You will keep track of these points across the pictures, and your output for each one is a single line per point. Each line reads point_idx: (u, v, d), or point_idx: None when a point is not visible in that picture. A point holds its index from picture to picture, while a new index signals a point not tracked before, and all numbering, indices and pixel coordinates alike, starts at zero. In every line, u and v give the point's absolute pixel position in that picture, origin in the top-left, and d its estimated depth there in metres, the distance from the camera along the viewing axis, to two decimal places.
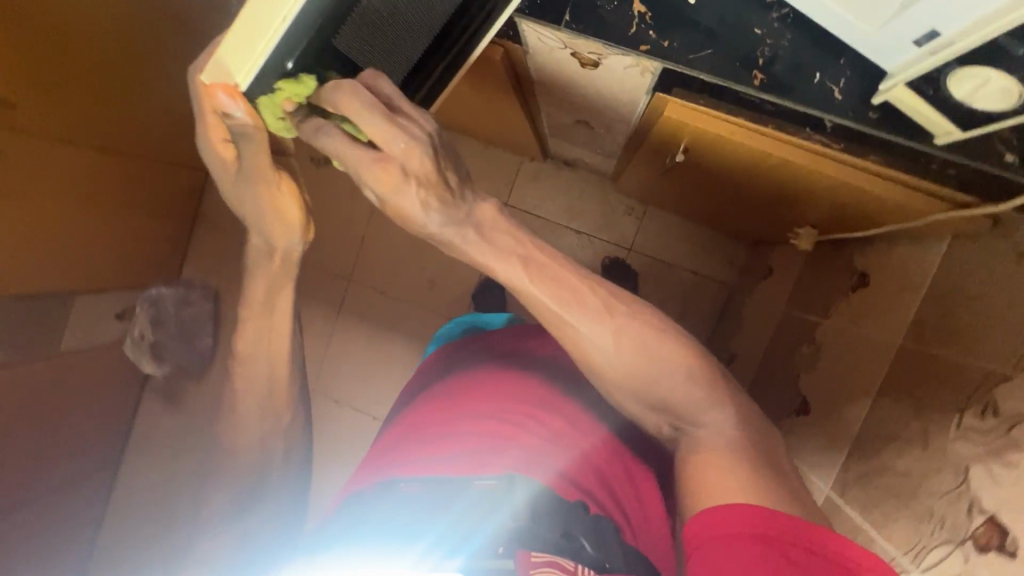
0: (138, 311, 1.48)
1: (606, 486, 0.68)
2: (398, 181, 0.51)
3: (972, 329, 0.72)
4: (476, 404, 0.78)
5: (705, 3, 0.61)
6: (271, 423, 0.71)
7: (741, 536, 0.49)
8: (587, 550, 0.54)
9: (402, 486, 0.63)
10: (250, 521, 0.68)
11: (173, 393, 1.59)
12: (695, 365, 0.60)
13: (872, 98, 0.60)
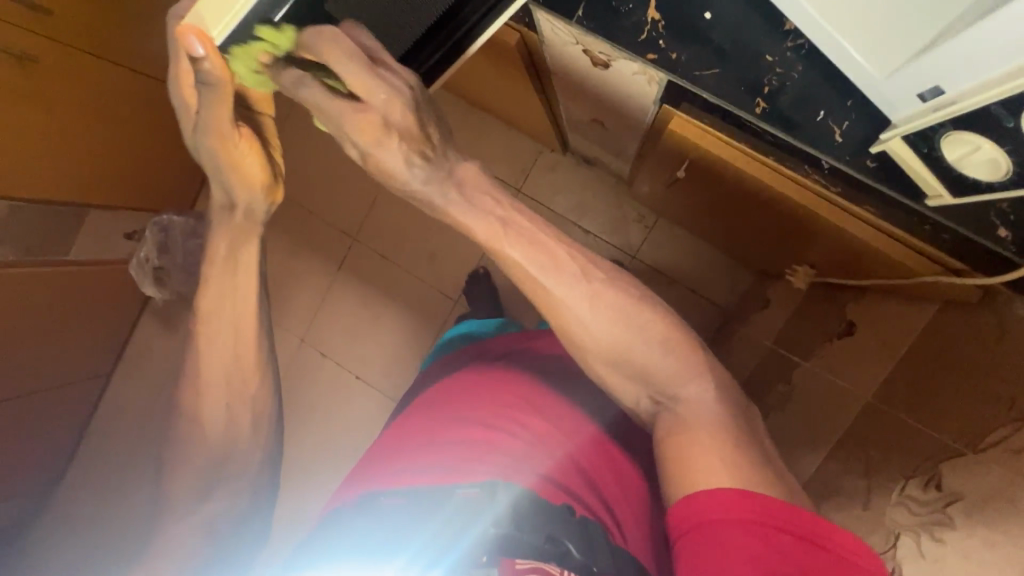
0: (147, 235, 1.43)
1: (596, 495, 0.66)
2: (378, 133, 0.52)
3: (954, 389, 0.71)
4: (465, 410, 0.77)
5: (720, 21, 0.59)
6: (236, 387, 0.71)
7: (735, 520, 0.53)
8: (573, 554, 0.51)
9: (383, 501, 0.65)
10: (214, 502, 0.70)
11: (169, 322, 1.57)
12: (672, 341, 0.61)
13: (871, 146, 0.58)
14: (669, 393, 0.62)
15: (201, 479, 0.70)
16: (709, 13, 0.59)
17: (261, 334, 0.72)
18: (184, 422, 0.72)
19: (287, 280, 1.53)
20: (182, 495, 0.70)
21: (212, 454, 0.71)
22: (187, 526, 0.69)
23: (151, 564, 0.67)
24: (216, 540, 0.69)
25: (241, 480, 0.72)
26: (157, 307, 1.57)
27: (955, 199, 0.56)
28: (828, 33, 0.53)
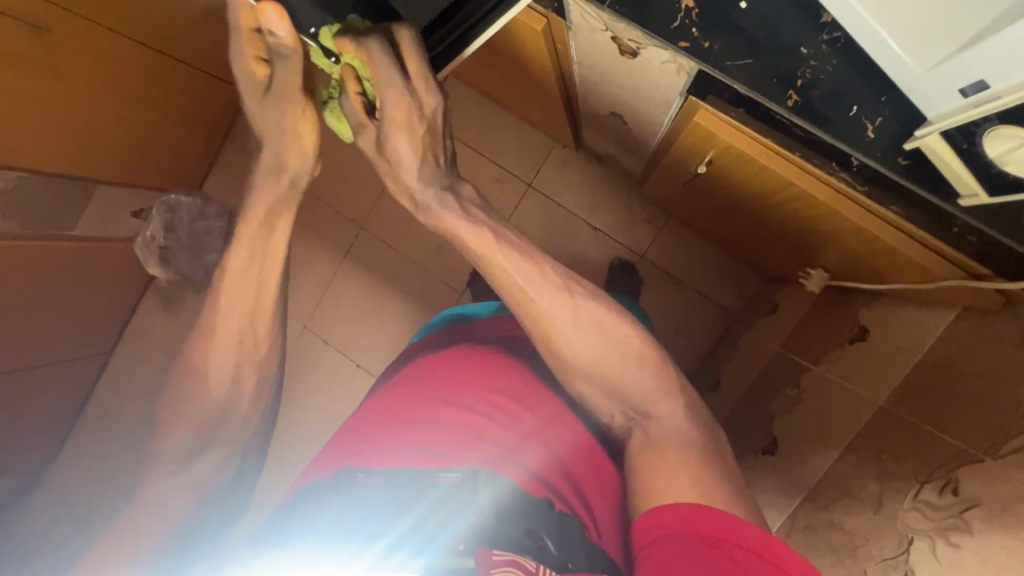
0: (154, 214, 1.43)
1: (570, 487, 0.64)
2: (413, 128, 0.61)
3: (973, 398, 0.71)
4: (451, 390, 0.76)
5: (755, 10, 0.58)
6: (248, 347, 0.71)
7: (689, 534, 0.52)
8: (551, 551, 0.52)
9: (361, 478, 0.64)
10: (203, 461, 0.69)
11: (172, 302, 1.55)
12: (646, 352, 0.65)
13: (905, 143, 0.58)
14: (641, 411, 0.64)
15: (194, 437, 0.69)
16: (745, 2, 0.58)
17: (276, 298, 0.72)
18: (184, 380, 0.71)
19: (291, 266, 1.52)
20: (169, 450, 0.68)
21: (210, 414, 0.70)
22: (172, 482, 0.67)
23: (129, 517, 0.65)
24: (202, 500, 0.68)
25: (234, 444, 0.71)
26: (160, 288, 1.56)
27: (992, 199, 0.55)
28: (869, 24, 0.52)
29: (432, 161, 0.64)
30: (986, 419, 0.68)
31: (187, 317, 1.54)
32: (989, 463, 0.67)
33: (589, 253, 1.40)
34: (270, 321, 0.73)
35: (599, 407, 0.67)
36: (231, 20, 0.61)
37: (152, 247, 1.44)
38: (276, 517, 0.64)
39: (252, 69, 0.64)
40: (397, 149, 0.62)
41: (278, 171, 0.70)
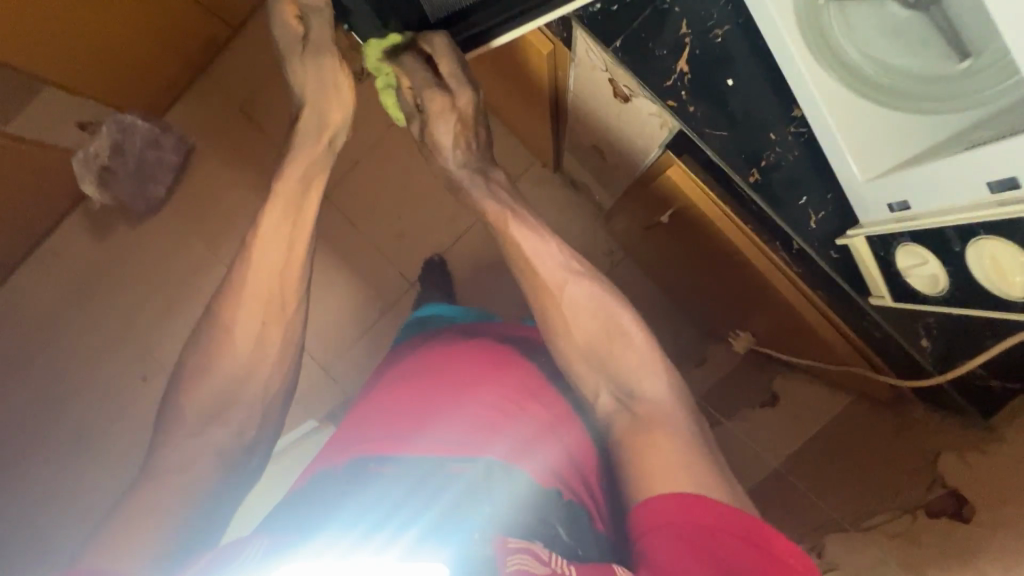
0: (101, 130, 1.30)
1: (585, 473, 0.60)
2: (448, 112, 0.72)
3: (859, 477, 0.77)
4: (460, 379, 0.67)
5: (739, 89, 0.64)
6: (276, 307, 0.67)
7: (684, 527, 0.48)
8: (563, 538, 0.50)
9: (374, 469, 0.58)
10: (222, 433, 0.63)
11: (102, 228, 1.45)
12: (619, 359, 0.64)
13: (837, 238, 0.65)
14: (626, 392, 0.63)
15: (215, 400, 0.64)
16: (731, 81, 0.64)
17: (304, 260, 0.69)
18: (215, 339, 0.65)
19: (239, 219, 1.43)
20: (191, 412, 0.62)
21: (241, 377, 0.65)
22: (193, 446, 0.61)
23: (144, 482, 0.58)
24: (226, 469, 0.62)
25: (256, 408, 0.65)
26: (93, 210, 1.45)
27: (896, 304, 0.63)
28: (835, 143, 0.60)
29: (468, 144, 0.75)
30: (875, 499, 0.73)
31: (115, 246, 1.45)
32: (852, 532, 0.73)
33: None
34: (297, 280, 0.68)
35: (585, 382, 0.66)
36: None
37: (92, 164, 1.32)
38: (283, 504, 0.58)
39: (289, 26, 0.69)
40: (439, 136, 0.73)
41: (314, 135, 0.72)
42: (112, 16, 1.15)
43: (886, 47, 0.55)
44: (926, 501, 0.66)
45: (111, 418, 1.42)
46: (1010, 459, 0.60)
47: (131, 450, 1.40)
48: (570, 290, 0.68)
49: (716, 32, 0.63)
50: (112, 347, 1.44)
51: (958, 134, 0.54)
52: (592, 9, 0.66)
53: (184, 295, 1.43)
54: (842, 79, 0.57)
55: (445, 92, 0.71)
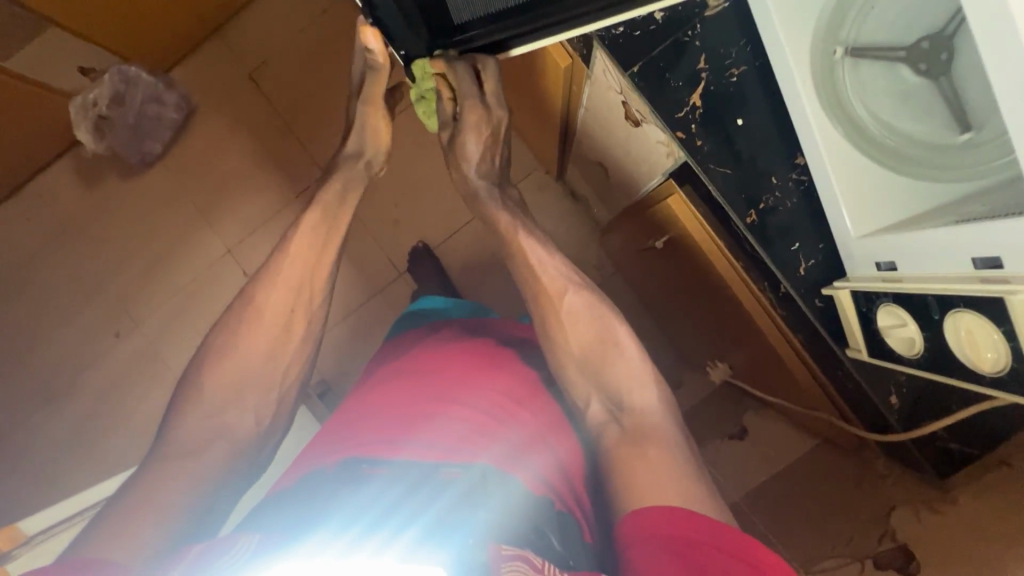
0: (104, 79, 1.27)
1: (568, 485, 0.59)
2: (480, 124, 0.73)
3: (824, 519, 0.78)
4: (452, 387, 0.67)
5: (747, 131, 0.66)
6: (306, 295, 0.65)
7: (668, 540, 0.47)
8: (557, 548, 0.49)
9: (368, 472, 0.57)
10: (237, 416, 0.60)
11: (92, 176, 1.42)
12: (609, 384, 0.64)
13: (824, 288, 0.67)
14: (619, 406, 0.63)
15: (230, 380, 0.61)
16: (740, 120, 0.66)
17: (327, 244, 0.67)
18: (238, 323, 0.63)
19: (234, 186, 1.41)
20: (206, 394, 0.60)
21: (257, 362, 0.62)
22: (206, 427, 0.58)
23: (159, 467, 0.55)
24: (236, 458, 0.59)
25: (271, 394, 0.63)
26: (84, 157, 1.42)
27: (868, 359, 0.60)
28: (835, 200, 0.61)
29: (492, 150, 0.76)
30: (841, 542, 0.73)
31: (105, 196, 1.42)
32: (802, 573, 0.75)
33: None
34: (326, 279, 0.67)
35: (583, 394, 0.65)
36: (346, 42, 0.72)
37: (91, 112, 1.30)
38: (271, 506, 0.57)
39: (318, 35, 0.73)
40: (467, 146, 0.74)
41: None
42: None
43: (894, 110, 0.58)
44: (876, 552, 0.68)
45: (79, 369, 1.39)
46: (964, 522, 0.62)
47: (94, 405, 1.38)
48: (569, 301, 0.68)
49: (732, 71, 0.65)
50: (86, 300, 1.41)
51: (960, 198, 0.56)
52: (614, 31, 0.65)
53: (168, 255, 1.41)
54: (848, 136, 0.59)
55: (484, 111, 0.71)
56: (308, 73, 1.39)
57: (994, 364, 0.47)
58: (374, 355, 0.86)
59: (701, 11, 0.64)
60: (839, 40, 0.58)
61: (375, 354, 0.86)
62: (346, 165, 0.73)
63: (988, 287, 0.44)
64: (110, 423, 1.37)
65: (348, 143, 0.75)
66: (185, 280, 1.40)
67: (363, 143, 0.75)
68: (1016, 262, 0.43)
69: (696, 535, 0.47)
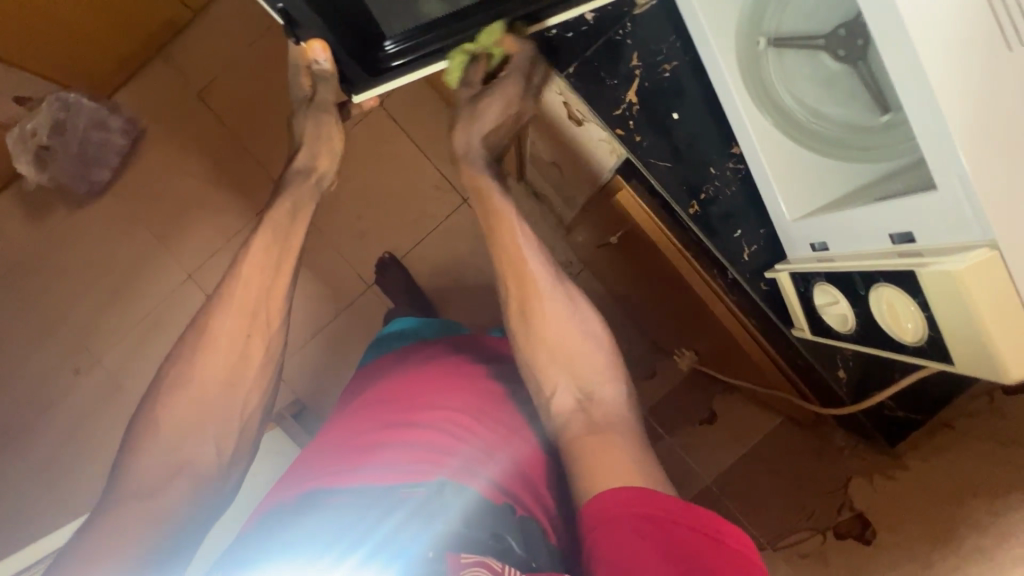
0: (43, 107, 1.23)
1: (533, 492, 0.60)
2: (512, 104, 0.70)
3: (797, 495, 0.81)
4: (412, 411, 0.67)
5: (682, 124, 0.68)
6: (261, 319, 0.64)
7: (631, 520, 0.47)
8: (516, 550, 0.49)
9: (325, 501, 0.56)
10: (190, 449, 0.57)
11: (37, 209, 1.37)
12: (577, 381, 0.63)
13: (768, 271, 0.68)
14: (586, 393, 0.62)
15: (188, 415, 0.59)
16: (677, 114, 0.68)
17: (269, 264, 0.66)
18: (193, 350, 0.61)
19: (189, 210, 1.37)
20: (163, 430, 0.58)
21: (213, 393, 0.60)
22: (163, 464, 0.56)
23: (112, 511, 0.53)
24: (196, 493, 0.56)
25: (233, 422, 0.61)
26: (26, 191, 1.36)
27: (812, 338, 0.62)
28: (769, 184, 0.63)
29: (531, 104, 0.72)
30: (812, 518, 0.76)
31: (54, 229, 1.37)
32: (772, 551, 0.80)
33: (503, 277, 1.40)
34: (283, 299, 0.66)
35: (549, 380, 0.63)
36: (291, 64, 0.72)
37: (30, 143, 1.25)
38: (233, 552, 0.56)
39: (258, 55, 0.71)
40: (487, 109, 0.70)
41: None
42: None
43: (818, 96, 0.60)
44: (836, 523, 0.72)
45: (37, 411, 1.34)
46: (912, 488, 0.65)
47: (56, 447, 1.32)
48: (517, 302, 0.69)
49: (665, 66, 0.67)
50: (40, 338, 1.35)
51: (883, 178, 0.57)
52: (547, 34, 0.68)
53: (124, 285, 1.36)
54: (774, 120, 0.61)
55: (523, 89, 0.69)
56: (257, 90, 1.36)
57: (915, 334, 0.45)
58: (350, 383, 0.86)
59: (630, 9, 0.66)
60: (762, 32, 0.60)
61: (351, 381, 0.86)
62: (294, 181, 0.72)
63: (907, 261, 0.43)
64: (74, 464, 1.31)
65: (296, 159, 0.73)
66: (143, 310, 1.36)
67: (314, 156, 0.73)
68: (926, 235, 0.42)
69: (666, 516, 0.47)
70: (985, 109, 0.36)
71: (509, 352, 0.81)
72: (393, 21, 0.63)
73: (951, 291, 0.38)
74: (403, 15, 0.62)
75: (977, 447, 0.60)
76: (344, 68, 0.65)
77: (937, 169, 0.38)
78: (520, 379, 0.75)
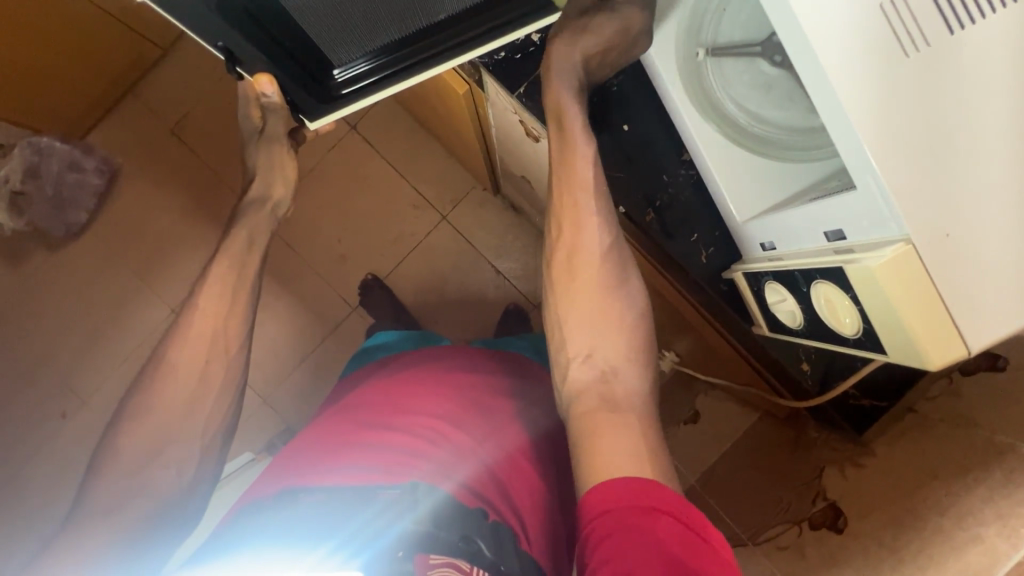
0: (15, 153, 1.25)
1: (504, 498, 0.62)
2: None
3: (772, 485, 0.82)
4: (388, 414, 0.69)
5: (633, 136, 0.70)
6: (221, 343, 0.64)
7: (629, 512, 0.47)
8: (484, 552, 0.51)
9: (299, 498, 0.59)
10: (155, 472, 0.59)
11: (14, 255, 1.36)
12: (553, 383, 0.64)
13: (725, 271, 0.70)
14: (597, 369, 0.60)
15: (149, 441, 0.59)
16: (627, 126, 0.70)
17: (242, 299, 0.67)
18: (156, 381, 0.62)
19: (167, 246, 1.37)
20: (123, 455, 0.59)
21: (175, 418, 0.61)
22: (123, 489, 0.57)
23: (77, 530, 0.55)
24: (158, 515, 0.58)
25: (194, 445, 0.61)
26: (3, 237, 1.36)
27: (772, 334, 0.64)
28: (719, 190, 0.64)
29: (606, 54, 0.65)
30: (789, 509, 0.76)
31: (33, 273, 1.36)
32: (750, 547, 0.80)
33: (485, 290, 1.41)
34: (242, 322, 0.66)
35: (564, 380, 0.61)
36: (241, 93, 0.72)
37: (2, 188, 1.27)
38: (205, 545, 0.59)
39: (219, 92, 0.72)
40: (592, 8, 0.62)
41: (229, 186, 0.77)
42: (15, 35, 1.09)
43: (759, 100, 0.63)
44: (810, 514, 0.72)
45: (24, 459, 1.32)
46: (880, 475, 0.66)
47: (44, 495, 1.31)
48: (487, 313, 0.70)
49: (611, 81, 0.69)
50: (24, 385, 1.34)
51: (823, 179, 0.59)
52: (496, 57, 0.70)
53: (106, 324, 1.36)
54: (717, 125, 0.63)
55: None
56: (229, 122, 1.38)
57: (853, 327, 0.47)
58: (331, 393, 0.87)
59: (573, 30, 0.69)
60: (700, 43, 0.63)
61: (332, 391, 0.87)
62: (256, 211, 0.72)
63: (839, 257, 0.44)
64: (63, 511, 1.29)
65: (252, 190, 0.75)
66: (127, 350, 1.35)
67: (269, 186, 0.75)
68: (855, 231, 0.43)
69: (667, 509, 0.48)
70: (887, 112, 0.38)
71: (482, 359, 0.82)
72: (337, 49, 0.63)
73: (874, 285, 0.40)
74: (352, 47, 0.64)
75: (938, 429, 0.63)
76: (294, 99, 0.67)
77: (853, 169, 0.40)
78: (492, 383, 0.77)
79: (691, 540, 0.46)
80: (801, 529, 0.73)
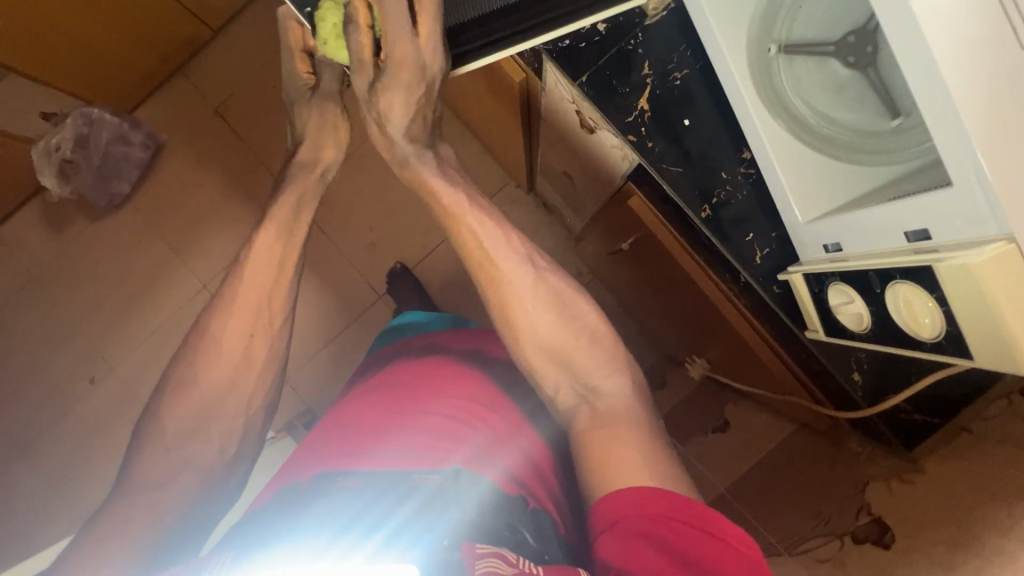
0: (67, 121, 1.27)
1: (541, 484, 0.61)
2: None
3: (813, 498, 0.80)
4: (420, 398, 0.69)
5: (693, 132, 0.69)
6: (264, 318, 0.65)
7: (638, 520, 0.48)
8: (529, 543, 0.51)
9: (340, 482, 0.59)
10: (195, 447, 0.61)
11: (58, 221, 1.40)
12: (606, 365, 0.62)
13: (780, 273, 0.69)
14: None
15: (191, 416, 0.61)
16: (688, 121, 0.69)
17: (292, 272, 0.68)
18: (199, 352, 0.63)
19: (205, 221, 1.40)
20: (168, 431, 0.60)
21: (219, 395, 0.63)
22: (168, 462, 0.59)
23: (115, 502, 0.57)
24: (201, 486, 0.60)
25: (236, 421, 0.64)
26: (50, 203, 1.40)
27: (826, 339, 0.62)
28: (782, 190, 0.63)
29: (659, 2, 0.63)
30: (831, 522, 0.75)
31: (75, 239, 1.40)
32: (785, 556, 0.78)
33: None
34: (285, 297, 0.67)
35: (551, 379, 0.62)
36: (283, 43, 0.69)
37: (53, 156, 1.28)
38: (247, 521, 0.60)
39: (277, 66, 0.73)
40: None
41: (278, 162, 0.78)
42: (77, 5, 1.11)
43: (829, 100, 0.61)
44: (854, 528, 0.71)
45: (52, 420, 1.36)
46: (929, 489, 0.65)
47: (68, 458, 1.34)
48: (524, 284, 0.64)
49: (676, 74, 0.68)
50: (58, 349, 1.38)
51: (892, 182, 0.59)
52: (561, 44, 0.67)
53: (141, 293, 1.39)
54: (786, 123, 0.62)
55: None
56: (273, 104, 1.40)
57: (932, 329, 0.48)
58: (354, 373, 0.87)
59: (641, 20, 0.67)
60: (772, 39, 0.61)
61: (355, 372, 0.87)
62: (301, 177, 0.71)
63: (922, 256, 0.45)
64: (87, 472, 1.33)
65: (302, 149, 0.71)
66: (158, 320, 1.38)
67: (319, 150, 0.72)
68: (942, 231, 0.44)
69: (677, 516, 0.48)
70: (984, 108, 0.38)
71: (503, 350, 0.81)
72: None
73: (971, 286, 0.41)
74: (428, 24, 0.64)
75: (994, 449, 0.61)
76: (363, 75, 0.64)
77: (950, 162, 0.40)
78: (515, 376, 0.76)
79: (704, 547, 0.46)
80: (845, 543, 0.71)
